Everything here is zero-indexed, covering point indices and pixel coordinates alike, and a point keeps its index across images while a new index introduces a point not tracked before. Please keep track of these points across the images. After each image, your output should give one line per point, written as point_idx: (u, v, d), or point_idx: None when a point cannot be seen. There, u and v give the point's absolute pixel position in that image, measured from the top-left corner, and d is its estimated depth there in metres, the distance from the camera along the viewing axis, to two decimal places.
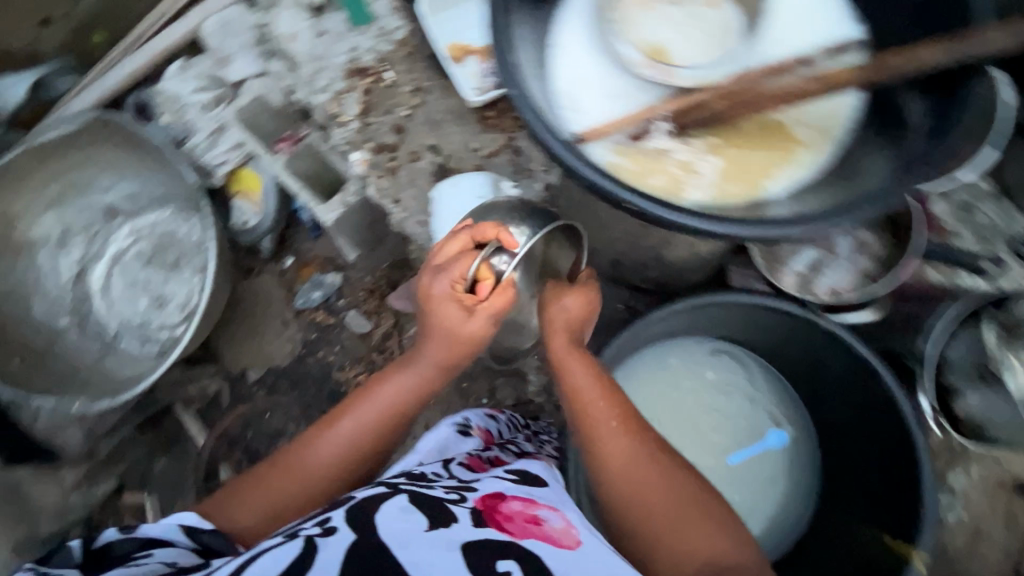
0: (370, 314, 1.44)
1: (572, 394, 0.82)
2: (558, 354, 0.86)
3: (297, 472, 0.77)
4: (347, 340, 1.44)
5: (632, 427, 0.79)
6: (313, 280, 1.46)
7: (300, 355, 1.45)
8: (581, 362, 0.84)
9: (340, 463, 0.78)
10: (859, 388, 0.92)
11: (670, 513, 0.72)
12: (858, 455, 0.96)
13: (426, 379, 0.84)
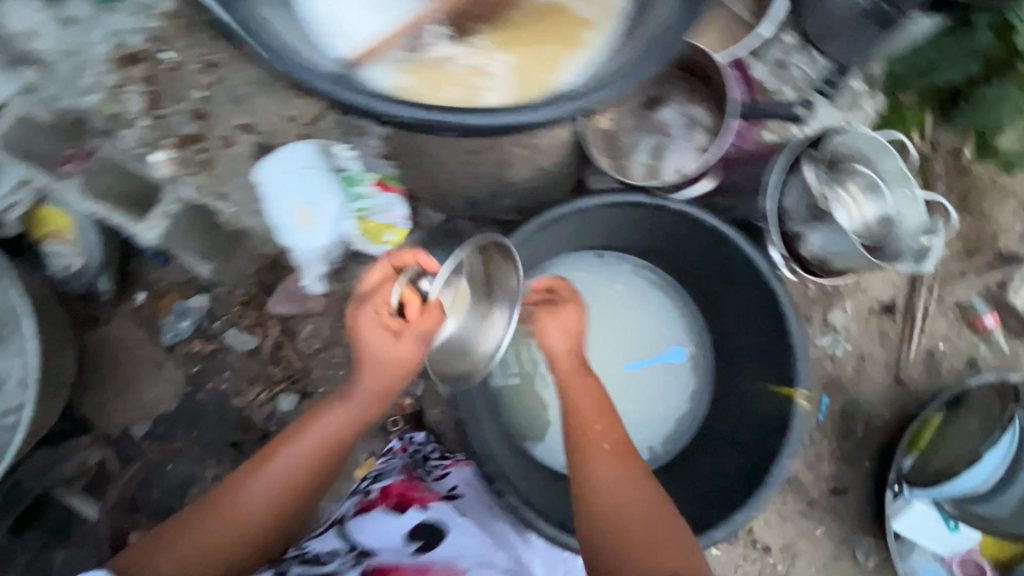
0: (253, 327, 1.34)
1: (577, 422, 0.94)
2: (584, 412, 0.94)
3: (223, 514, 0.82)
4: (236, 361, 1.33)
5: (619, 454, 0.92)
6: (176, 308, 1.32)
7: (187, 393, 1.32)
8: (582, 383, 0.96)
9: (265, 509, 0.84)
10: (723, 259, 1.06)
11: (637, 536, 0.86)
12: (738, 325, 1.11)
13: (357, 422, 0.90)
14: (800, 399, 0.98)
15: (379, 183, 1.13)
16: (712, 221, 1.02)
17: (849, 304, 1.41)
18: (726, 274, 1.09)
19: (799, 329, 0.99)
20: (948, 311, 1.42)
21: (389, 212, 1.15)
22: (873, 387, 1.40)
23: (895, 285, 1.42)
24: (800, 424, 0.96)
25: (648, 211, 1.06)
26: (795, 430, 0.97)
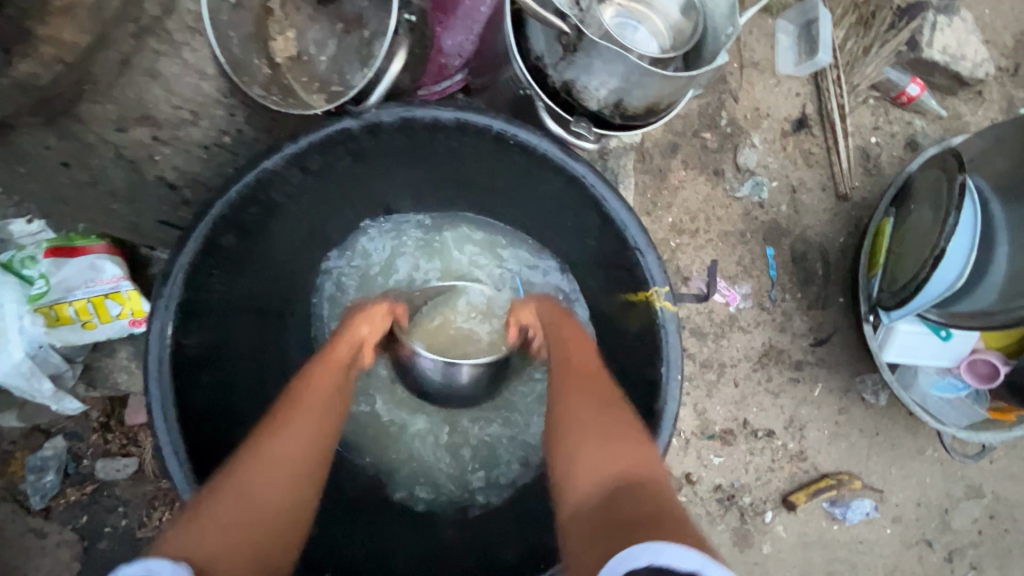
0: (126, 448, 1.13)
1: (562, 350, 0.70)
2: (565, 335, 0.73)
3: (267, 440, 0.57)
4: (124, 492, 1.13)
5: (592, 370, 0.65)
6: (31, 465, 1.11)
7: (85, 548, 1.13)
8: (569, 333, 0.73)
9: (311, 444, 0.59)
10: (519, 160, 0.70)
11: (583, 418, 0.59)
12: (576, 234, 0.80)
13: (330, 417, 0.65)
14: (667, 305, 0.68)
15: (48, 250, 0.80)
16: (478, 118, 0.65)
17: (758, 137, 1.20)
18: (516, 162, 0.71)
19: (632, 209, 0.67)
20: (867, 98, 1.22)
21: (94, 278, 0.81)
22: (819, 216, 1.21)
23: (800, 94, 1.21)
24: (673, 344, 0.67)
25: (394, 137, 0.69)
26: (674, 350, 0.68)
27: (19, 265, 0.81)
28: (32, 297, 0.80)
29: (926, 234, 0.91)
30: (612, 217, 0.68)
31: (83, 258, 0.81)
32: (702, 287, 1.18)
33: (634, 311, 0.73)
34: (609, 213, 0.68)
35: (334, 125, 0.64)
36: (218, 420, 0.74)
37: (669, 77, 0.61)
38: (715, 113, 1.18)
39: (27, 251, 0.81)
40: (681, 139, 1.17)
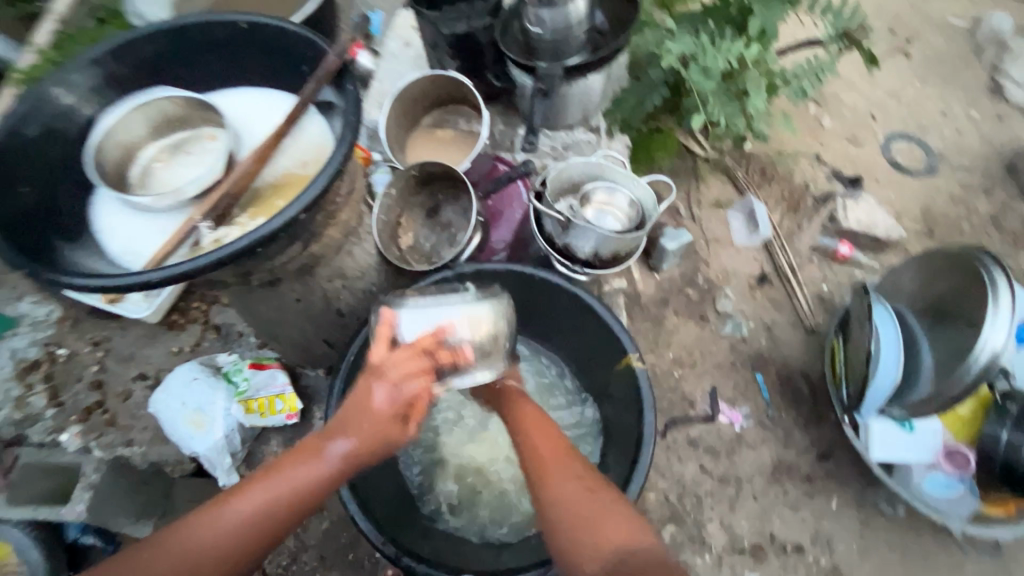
0: None
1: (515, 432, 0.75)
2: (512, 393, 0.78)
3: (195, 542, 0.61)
4: None
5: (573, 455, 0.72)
6: None
7: None
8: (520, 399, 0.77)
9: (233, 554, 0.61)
10: (544, 293, 0.91)
11: (581, 514, 0.65)
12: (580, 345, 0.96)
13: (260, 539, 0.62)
14: (638, 363, 0.80)
15: (252, 363, 0.98)
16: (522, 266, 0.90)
17: (731, 290, 1.55)
18: (535, 294, 0.94)
19: (622, 320, 0.84)
20: (812, 257, 1.60)
21: (271, 382, 0.97)
22: (796, 348, 1.48)
23: (757, 257, 1.60)
24: (644, 396, 0.77)
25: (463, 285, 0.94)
26: (648, 406, 0.77)
27: (230, 374, 0.97)
28: (237, 392, 0.96)
29: (859, 344, 1.16)
30: (599, 317, 0.84)
31: (264, 371, 0.97)
32: (707, 409, 1.41)
33: (619, 380, 0.84)
34: (597, 314, 0.85)
35: (433, 277, 0.90)
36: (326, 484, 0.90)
37: (621, 237, 0.86)
38: (694, 275, 1.56)
39: (235, 365, 0.99)
40: (670, 295, 1.54)
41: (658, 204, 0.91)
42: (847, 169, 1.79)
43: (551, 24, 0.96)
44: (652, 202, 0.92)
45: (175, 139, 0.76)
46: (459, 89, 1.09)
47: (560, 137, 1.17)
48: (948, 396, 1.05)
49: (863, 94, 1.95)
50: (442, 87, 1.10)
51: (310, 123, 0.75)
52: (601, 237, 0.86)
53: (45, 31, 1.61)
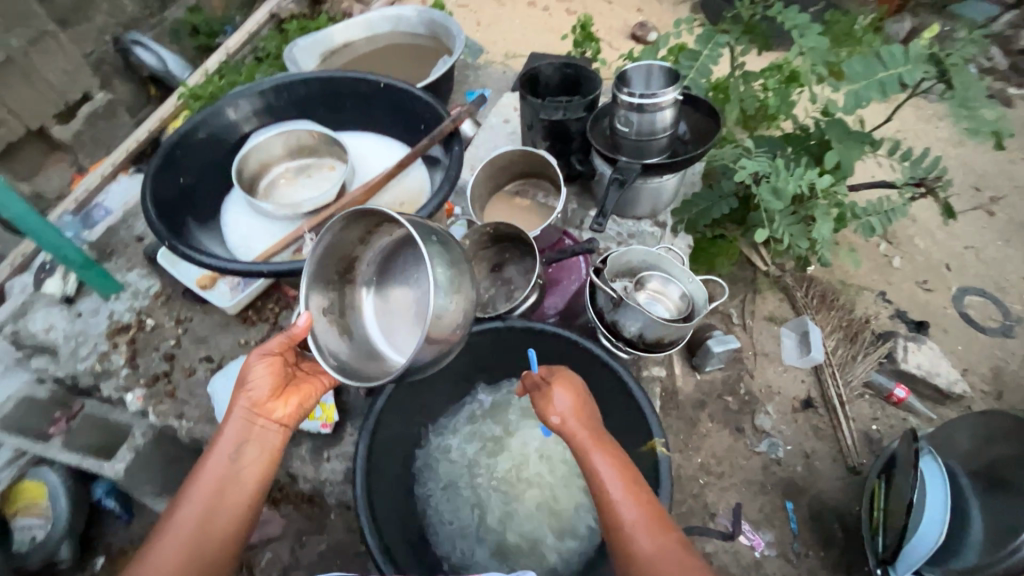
0: None
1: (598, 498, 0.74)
2: (580, 443, 0.77)
3: (164, 538, 0.72)
4: None
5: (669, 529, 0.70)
6: None
7: None
8: (599, 455, 0.76)
9: (192, 538, 0.72)
10: (585, 362, 0.95)
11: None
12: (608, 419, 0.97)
13: (207, 521, 0.73)
14: (662, 449, 0.81)
15: None
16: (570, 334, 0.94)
17: (773, 407, 1.52)
18: (575, 360, 0.97)
19: (655, 409, 0.85)
20: (863, 392, 1.56)
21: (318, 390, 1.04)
22: (833, 483, 1.41)
23: (805, 380, 1.56)
24: (664, 478, 0.77)
25: (510, 337, 0.99)
26: (665, 492, 0.78)
27: None
28: None
29: (902, 491, 1.10)
30: (633, 394, 0.87)
31: None
32: (728, 526, 1.34)
33: (641, 461, 0.86)
34: (631, 391, 0.87)
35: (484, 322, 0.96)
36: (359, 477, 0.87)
37: (669, 324, 0.88)
38: (736, 383, 1.54)
39: None
40: (709, 398, 1.52)
41: (706, 303, 0.95)
42: (913, 312, 1.76)
43: (637, 126, 1.08)
44: (702, 300, 0.96)
45: (304, 163, 0.91)
46: (544, 164, 1.20)
47: (627, 225, 1.25)
48: (995, 571, 0.97)
49: (939, 242, 1.94)
50: (529, 162, 1.22)
51: (414, 173, 0.88)
52: (649, 320, 0.89)
53: (213, 59, 1.92)
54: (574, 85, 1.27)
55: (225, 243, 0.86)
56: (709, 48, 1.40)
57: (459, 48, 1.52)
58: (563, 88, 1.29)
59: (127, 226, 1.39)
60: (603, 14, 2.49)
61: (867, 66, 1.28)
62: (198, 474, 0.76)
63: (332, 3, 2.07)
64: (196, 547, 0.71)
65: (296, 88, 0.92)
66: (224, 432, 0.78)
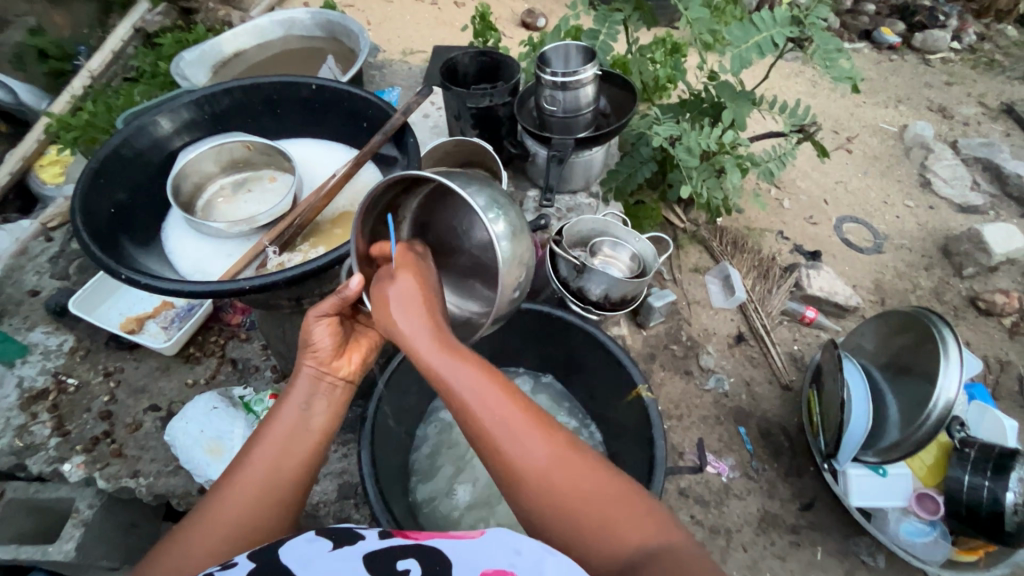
0: None
1: (458, 409, 0.63)
2: (418, 348, 0.64)
3: (226, 495, 0.66)
4: None
5: (542, 422, 0.62)
6: None
7: None
8: (451, 362, 0.63)
9: (253, 498, 0.66)
10: (559, 331, 1.00)
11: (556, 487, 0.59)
12: (586, 379, 1.03)
13: (268, 483, 0.67)
14: (647, 394, 0.88)
15: (273, 394, 1.00)
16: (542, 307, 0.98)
17: (712, 347, 1.67)
18: (547, 331, 1.01)
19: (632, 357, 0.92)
20: (782, 319, 1.76)
21: None
22: (773, 403, 1.59)
23: (734, 319, 1.74)
24: (655, 414, 0.84)
25: None
26: (659, 430, 0.84)
27: (251, 403, 0.99)
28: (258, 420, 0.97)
29: (832, 393, 1.27)
30: (609, 348, 0.93)
31: None
32: (696, 459, 1.47)
33: (629, 408, 0.92)
34: (607, 346, 0.93)
35: None
36: (366, 470, 0.86)
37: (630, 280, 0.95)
38: (678, 332, 1.67)
39: (256, 397, 1.01)
40: (657, 350, 1.64)
41: (656, 256, 1.03)
42: (807, 244, 2.01)
43: (563, 104, 1.12)
44: (653, 253, 1.03)
45: (241, 178, 0.87)
46: (478, 152, 1.22)
47: (564, 201, 1.31)
48: (914, 441, 1.15)
49: (815, 182, 2.22)
50: (462, 152, 1.24)
51: (365, 172, 0.88)
52: (612, 279, 0.95)
53: (76, 85, 1.71)
54: (492, 74, 1.31)
55: (169, 271, 0.78)
56: (607, 26, 1.48)
57: (364, 45, 1.49)
58: (480, 77, 1.31)
59: (16, 282, 1.22)
60: (492, 4, 2.53)
61: (744, 31, 1.43)
62: (269, 424, 0.72)
63: (207, 11, 1.92)
64: (261, 504, 0.66)
65: (219, 100, 0.87)
66: (293, 386, 0.74)
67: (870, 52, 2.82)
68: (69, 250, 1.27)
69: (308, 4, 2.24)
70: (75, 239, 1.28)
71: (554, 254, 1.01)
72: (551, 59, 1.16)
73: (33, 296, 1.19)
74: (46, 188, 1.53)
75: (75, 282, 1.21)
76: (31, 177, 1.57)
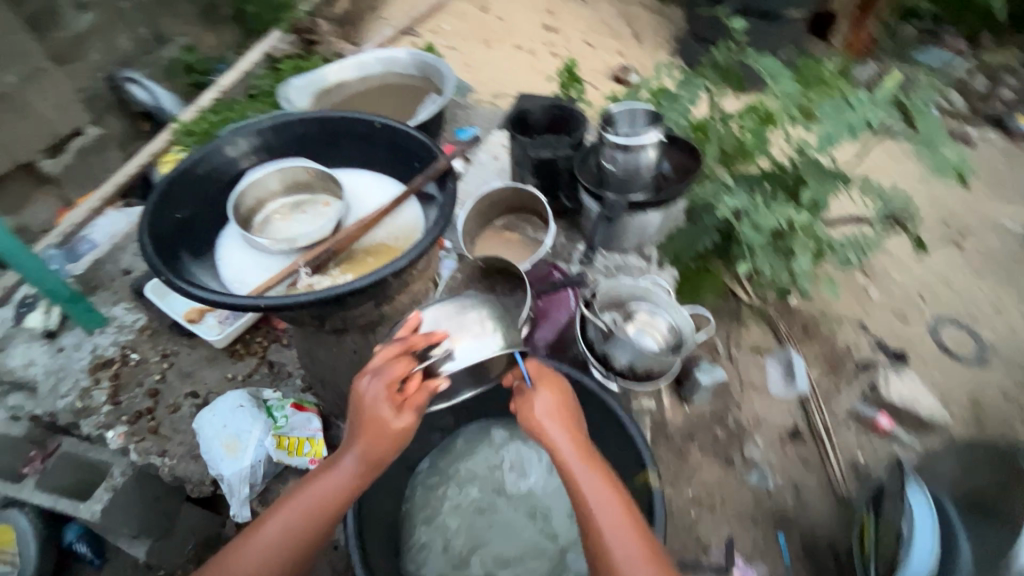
0: None
1: (574, 497, 0.74)
2: (564, 455, 0.74)
3: (270, 533, 0.74)
4: None
5: (656, 558, 0.71)
6: None
7: None
8: (582, 465, 0.74)
9: (292, 538, 0.74)
10: (576, 395, 0.96)
11: None
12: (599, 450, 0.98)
13: (304, 526, 0.75)
14: (656, 481, 0.82)
15: (294, 403, 1.05)
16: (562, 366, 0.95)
17: (761, 438, 1.53)
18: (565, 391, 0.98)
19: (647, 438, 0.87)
20: (848, 422, 1.58)
21: (305, 425, 1.02)
22: (823, 515, 1.41)
23: (791, 411, 1.58)
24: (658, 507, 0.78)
25: None
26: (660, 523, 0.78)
27: (273, 408, 1.04)
28: (275, 426, 1.01)
29: (891, 521, 1.10)
30: (623, 422, 0.88)
31: (303, 413, 1.03)
32: (721, 560, 1.33)
33: (635, 491, 0.86)
34: (621, 420, 0.89)
35: None
36: None
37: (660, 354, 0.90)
38: (724, 414, 1.55)
39: (279, 403, 1.05)
40: (697, 429, 1.52)
41: (697, 333, 0.97)
42: (893, 342, 1.80)
43: (622, 164, 1.11)
44: (693, 329, 0.97)
45: (298, 199, 0.94)
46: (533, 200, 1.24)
47: (614, 260, 1.28)
48: None
49: (913, 274, 2.01)
50: (518, 197, 1.27)
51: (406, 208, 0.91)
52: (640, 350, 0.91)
53: (206, 96, 1.95)
54: (560, 126, 1.33)
55: (214, 278, 0.86)
56: (688, 90, 1.46)
57: (448, 86, 1.58)
58: (549, 128, 1.34)
59: (115, 260, 1.38)
60: (588, 57, 2.60)
61: (835, 108, 1.35)
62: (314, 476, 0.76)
63: (326, 44, 2.15)
64: (304, 545, 0.74)
65: (293, 127, 0.95)
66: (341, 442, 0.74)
67: (999, 141, 2.55)
68: None
69: (416, 44, 2.43)
70: None
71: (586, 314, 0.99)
72: (617, 118, 1.15)
73: (124, 275, 1.34)
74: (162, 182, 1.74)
75: None
76: (153, 170, 1.80)
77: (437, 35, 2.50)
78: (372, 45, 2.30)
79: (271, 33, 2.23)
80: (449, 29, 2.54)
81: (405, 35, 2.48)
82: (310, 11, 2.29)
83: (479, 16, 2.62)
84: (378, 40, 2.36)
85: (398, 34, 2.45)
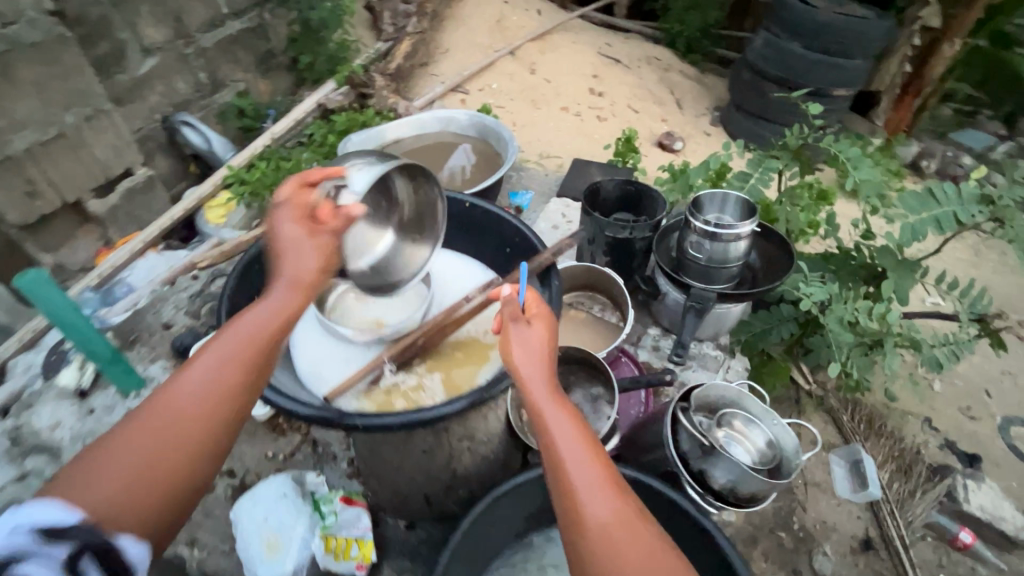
0: None
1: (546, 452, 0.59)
2: (540, 394, 0.61)
3: (133, 439, 0.58)
4: None
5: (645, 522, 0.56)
6: None
7: None
8: (560, 410, 0.60)
9: (161, 453, 0.59)
10: (667, 515, 0.86)
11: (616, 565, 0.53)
12: None
13: (176, 438, 0.59)
14: None
15: (343, 496, 0.95)
16: (652, 481, 0.86)
17: (830, 547, 1.39)
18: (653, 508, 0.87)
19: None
20: (925, 534, 1.44)
21: (354, 523, 0.93)
22: None
23: (861, 517, 1.45)
24: None
25: None
26: None
27: (319, 501, 0.94)
28: (323, 524, 0.91)
29: None
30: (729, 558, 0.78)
31: (353, 508, 0.94)
32: None
33: None
34: (726, 555, 0.78)
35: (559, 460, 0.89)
36: None
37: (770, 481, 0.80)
38: (789, 516, 1.42)
39: (325, 494, 0.95)
40: (761, 533, 1.38)
41: (803, 453, 0.87)
42: (963, 442, 1.68)
43: (710, 253, 1.04)
44: (798, 449, 0.87)
45: None
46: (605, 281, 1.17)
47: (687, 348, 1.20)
48: None
49: (976, 366, 1.91)
50: (588, 275, 1.20)
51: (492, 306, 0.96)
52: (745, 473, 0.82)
53: (258, 142, 1.94)
54: (633, 203, 1.28)
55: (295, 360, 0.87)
56: (760, 171, 1.42)
57: (510, 151, 1.55)
58: (621, 205, 1.29)
59: (156, 312, 1.32)
60: (633, 122, 2.62)
61: (920, 201, 1.30)
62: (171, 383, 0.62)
63: (379, 98, 2.16)
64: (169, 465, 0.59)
65: None
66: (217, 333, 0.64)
67: None
68: (207, 292, 1.36)
69: (465, 101, 2.46)
70: (214, 283, 1.39)
71: (678, 421, 0.89)
72: (703, 204, 1.10)
73: (165, 331, 1.28)
74: (207, 228, 1.71)
75: (203, 324, 1.29)
76: (199, 214, 1.76)
77: (486, 93, 2.52)
78: (423, 101, 2.32)
79: (325, 83, 2.26)
80: (497, 88, 2.56)
81: (453, 92, 2.51)
82: (365, 64, 2.32)
83: (527, 76, 2.65)
84: (428, 96, 2.39)
85: (447, 91, 2.48)
